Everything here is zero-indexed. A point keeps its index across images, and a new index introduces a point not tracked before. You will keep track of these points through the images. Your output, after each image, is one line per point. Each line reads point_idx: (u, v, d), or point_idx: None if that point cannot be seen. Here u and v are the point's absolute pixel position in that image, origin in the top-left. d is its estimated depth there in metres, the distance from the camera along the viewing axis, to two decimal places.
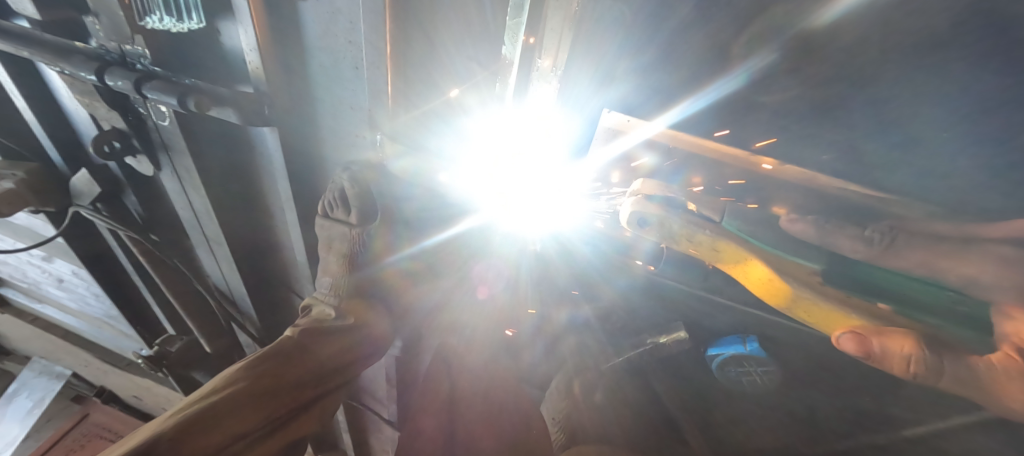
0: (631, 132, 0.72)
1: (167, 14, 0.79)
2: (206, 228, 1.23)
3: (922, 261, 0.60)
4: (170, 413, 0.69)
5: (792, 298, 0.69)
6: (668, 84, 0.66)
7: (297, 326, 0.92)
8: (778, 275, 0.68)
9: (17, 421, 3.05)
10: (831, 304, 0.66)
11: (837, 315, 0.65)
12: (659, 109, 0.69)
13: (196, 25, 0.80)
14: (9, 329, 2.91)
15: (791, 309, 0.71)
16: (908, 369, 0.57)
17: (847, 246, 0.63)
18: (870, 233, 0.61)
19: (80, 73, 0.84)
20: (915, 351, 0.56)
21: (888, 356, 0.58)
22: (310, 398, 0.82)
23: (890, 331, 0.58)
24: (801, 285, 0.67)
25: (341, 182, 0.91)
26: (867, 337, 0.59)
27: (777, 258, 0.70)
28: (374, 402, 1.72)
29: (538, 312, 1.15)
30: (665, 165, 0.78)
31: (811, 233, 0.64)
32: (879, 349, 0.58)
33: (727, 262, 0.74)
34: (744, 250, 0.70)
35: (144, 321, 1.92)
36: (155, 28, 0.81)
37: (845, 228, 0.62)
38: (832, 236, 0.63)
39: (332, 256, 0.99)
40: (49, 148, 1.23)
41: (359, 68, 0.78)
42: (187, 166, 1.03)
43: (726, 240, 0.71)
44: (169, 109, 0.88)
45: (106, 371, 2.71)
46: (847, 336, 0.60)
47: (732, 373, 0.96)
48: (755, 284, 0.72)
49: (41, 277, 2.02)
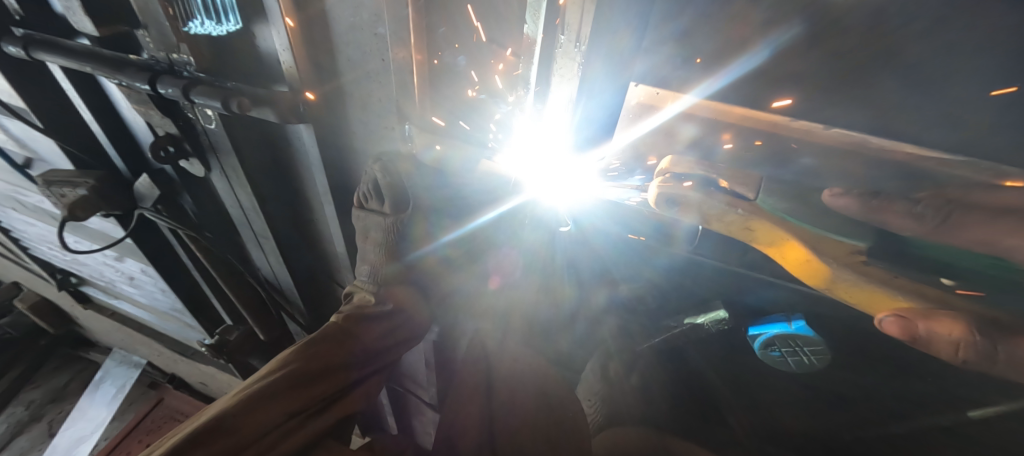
0: (664, 106, 0.69)
1: (207, 18, 0.85)
2: (254, 223, 1.31)
3: (983, 239, 0.51)
4: (233, 391, 0.77)
5: (830, 279, 0.60)
6: (707, 51, 0.61)
7: (341, 311, 0.97)
8: (815, 254, 0.60)
9: (106, 405, 3.46)
10: (872, 284, 0.56)
11: (880, 296, 0.56)
12: (695, 80, 0.65)
13: (234, 27, 0.86)
14: (92, 323, 3.26)
15: (830, 289, 0.62)
16: (958, 356, 0.48)
17: (894, 224, 0.56)
18: (920, 208, 0.53)
19: (135, 83, 0.90)
20: (966, 336, 0.47)
21: (933, 342, 0.49)
22: (354, 380, 0.87)
23: (938, 314, 0.48)
24: (840, 265, 0.59)
25: (374, 173, 0.94)
26: (912, 321, 0.50)
27: (815, 237, 0.61)
28: (415, 385, 1.81)
29: (575, 294, 1.22)
30: (705, 138, 0.72)
31: (854, 209, 0.58)
32: (925, 333, 0.49)
33: (763, 242, 0.66)
34: (781, 228, 0.63)
35: (205, 313, 2.09)
36: (197, 33, 0.86)
37: (895, 203, 0.54)
38: (879, 214, 0.55)
39: (369, 246, 1.00)
40: (114, 156, 1.35)
41: (386, 60, 0.79)
42: (234, 165, 1.10)
43: (760, 218, 0.64)
44: (214, 111, 0.93)
45: (176, 360, 2.99)
46: (891, 320, 0.51)
47: (776, 353, 0.91)
48: (789, 264, 0.64)
49: (116, 276, 2.24)
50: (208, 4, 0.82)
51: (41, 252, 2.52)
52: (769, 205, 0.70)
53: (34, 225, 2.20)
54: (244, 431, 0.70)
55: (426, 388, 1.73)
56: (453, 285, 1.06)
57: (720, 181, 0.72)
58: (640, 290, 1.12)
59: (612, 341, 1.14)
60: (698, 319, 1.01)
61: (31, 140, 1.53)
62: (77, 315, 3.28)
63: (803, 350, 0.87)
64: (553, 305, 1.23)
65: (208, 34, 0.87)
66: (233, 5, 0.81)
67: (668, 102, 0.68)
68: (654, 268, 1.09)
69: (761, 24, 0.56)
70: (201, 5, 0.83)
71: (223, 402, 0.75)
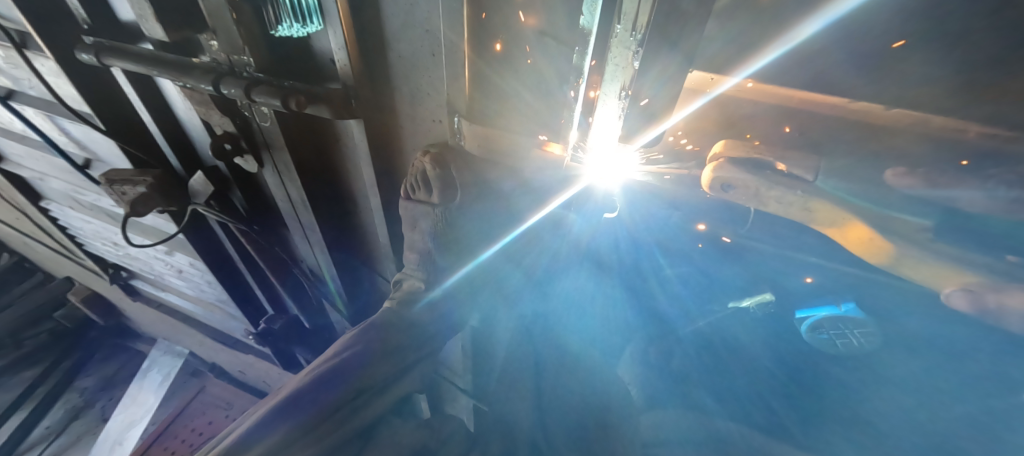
0: (712, 89, 0.68)
1: (295, 20, 0.83)
2: (301, 216, 1.38)
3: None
4: (307, 371, 0.86)
5: (895, 257, 0.55)
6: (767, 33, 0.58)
7: (393, 297, 1.05)
8: (879, 233, 0.55)
9: (154, 391, 3.68)
10: (941, 261, 0.52)
11: (949, 272, 0.52)
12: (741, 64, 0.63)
13: (317, 27, 0.85)
14: (140, 315, 3.46)
15: (892, 267, 0.58)
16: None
17: (964, 201, 0.52)
18: (994, 186, 0.50)
19: (201, 85, 0.97)
20: None
21: (1006, 314, 0.48)
22: (410, 360, 0.93)
23: (1011, 287, 0.47)
24: (906, 243, 0.54)
25: (423, 165, 0.97)
26: (981, 294, 0.49)
27: (876, 216, 0.56)
28: (451, 372, 1.87)
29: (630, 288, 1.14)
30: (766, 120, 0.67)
31: (919, 188, 0.54)
32: (994, 305, 0.48)
33: (823, 224, 0.59)
34: (844, 209, 0.57)
35: (249, 303, 2.20)
36: (283, 35, 0.86)
37: (965, 179, 0.50)
38: (948, 190, 0.51)
39: (417, 236, 1.06)
40: (170, 155, 1.43)
41: (436, 55, 0.85)
42: (286, 161, 1.16)
43: (822, 198, 0.58)
44: (271, 110, 0.99)
45: (219, 350, 3.16)
46: (960, 294, 0.51)
47: (824, 336, 0.89)
48: (848, 240, 0.58)
49: (166, 269, 2.38)
50: (293, 6, 0.81)
51: (95, 248, 2.69)
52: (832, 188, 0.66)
53: (90, 222, 2.35)
54: (320, 404, 0.77)
55: (462, 374, 1.80)
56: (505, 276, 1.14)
57: (778, 164, 0.61)
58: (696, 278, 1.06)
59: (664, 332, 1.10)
60: (742, 303, 1.00)
61: (91, 142, 1.64)
62: (125, 308, 3.49)
63: (853, 332, 0.85)
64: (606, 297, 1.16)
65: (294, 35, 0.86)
66: (315, 5, 0.81)
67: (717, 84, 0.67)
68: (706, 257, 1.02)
69: None
70: (289, 6, 0.81)
71: (300, 379, 0.83)
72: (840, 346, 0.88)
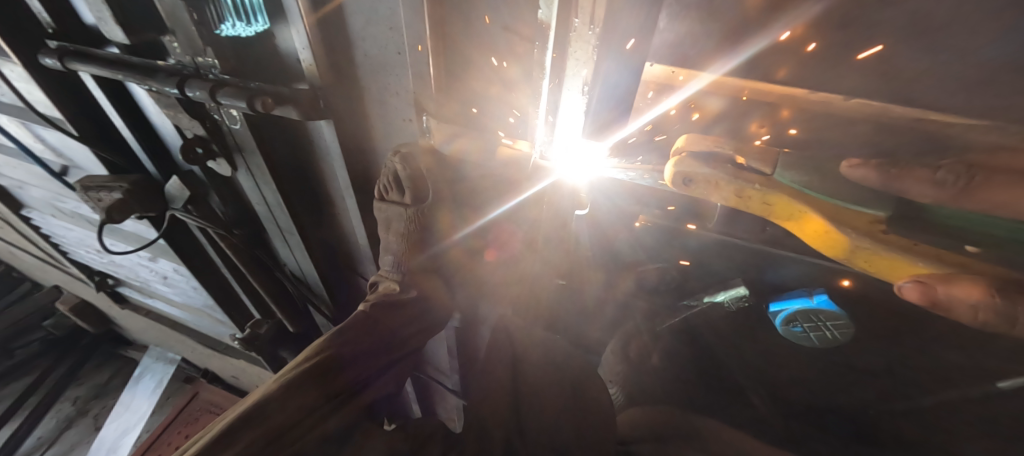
0: (683, 84, 0.70)
1: (239, 20, 0.88)
2: (279, 219, 1.36)
3: (1003, 202, 0.43)
4: (274, 378, 0.81)
5: (849, 249, 0.54)
6: (720, 29, 0.63)
7: (368, 300, 1.02)
8: (834, 226, 0.54)
9: (146, 398, 3.64)
10: (894, 253, 0.51)
11: (901, 263, 0.51)
12: (710, 59, 0.67)
13: (263, 27, 0.89)
14: (129, 323, 3.43)
15: (849, 260, 0.57)
16: (976, 318, 0.44)
17: (913, 192, 0.48)
18: (941, 175, 0.45)
19: (165, 88, 0.94)
20: (985, 298, 0.42)
21: (953, 306, 0.44)
22: (385, 364, 0.91)
23: (957, 277, 0.44)
24: (860, 235, 0.53)
25: (394, 165, 0.96)
26: (931, 285, 0.45)
27: (834, 208, 0.55)
28: (439, 372, 1.86)
29: (605, 278, 1.17)
30: (731, 112, 0.70)
31: (873, 180, 0.49)
32: (944, 298, 0.44)
33: (781, 216, 0.60)
34: (800, 202, 0.56)
35: (235, 309, 2.18)
36: (227, 35, 0.88)
37: (917, 170, 0.46)
38: (899, 182, 0.47)
39: (392, 238, 1.03)
40: (146, 160, 1.41)
41: (402, 52, 0.82)
42: (258, 164, 1.14)
43: (779, 192, 0.57)
44: (239, 112, 0.97)
45: (210, 355, 3.13)
46: (911, 286, 0.46)
47: (798, 328, 0.90)
48: (804, 232, 0.58)
49: (151, 276, 2.35)
50: (237, 6, 0.85)
51: (80, 256, 2.66)
52: (786, 181, 0.58)
53: (73, 230, 2.32)
54: (288, 413, 0.74)
55: (449, 374, 1.78)
56: (479, 270, 1.14)
57: (735, 155, 0.61)
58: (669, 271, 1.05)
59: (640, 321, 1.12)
60: (717, 297, 1.01)
61: (67, 149, 1.61)
62: (114, 315, 3.45)
63: (826, 324, 0.85)
64: (580, 288, 1.21)
65: (238, 35, 0.89)
66: (260, 6, 0.85)
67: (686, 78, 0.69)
68: (683, 247, 1.04)
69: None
70: (231, 6, 0.85)
71: (265, 388, 0.79)
72: (814, 338, 0.90)
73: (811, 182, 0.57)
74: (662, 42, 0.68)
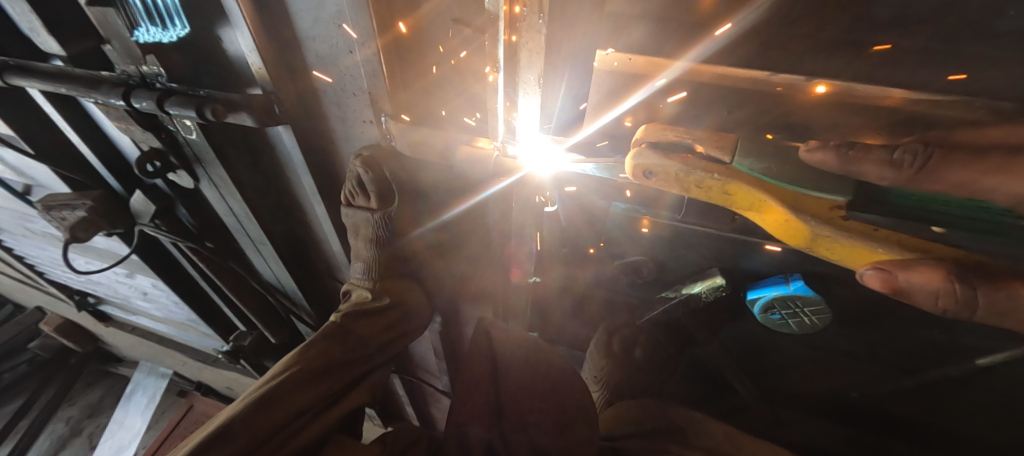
0: (654, 76, 0.65)
1: (153, 25, 0.82)
2: (249, 229, 1.32)
3: (956, 182, 0.43)
4: (238, 400, 0.75)
5: (809, 238, 0.54)
6: (684, 23, 0.59)
7: (340, 310, 0.97)
8: (792, 214, 0.53)
9: (140, 414, 3.57)
10: (855, 240, 0.51)
11: (863, 250, 0.51)
12: (680, 48, 0.62)
13: (184, 31, 0.83)
14: (116, 340, 3.35)
15: (811, 248, 0.57)
16: (937, 304, 0.45)
17: (871, 174, 0.46)
18: (898, 156, 0.44)
19: (111, 100, 0.89)
20: (945, 284, 0.43)
21: (914, 293, 0.45)
22: (358, 374, 0.89)
23: (918, 264, 0.44)
24: (820, 222, 0.52)
25: (356, 169, 0.89)
26: (894, 273, 0.46)
27: (794, 195, 0.54)
28: (428, 374, 1.84)
29: (563, 273, 1.16)
30: (689, 112, 0.69)
31: (832, 164, 0.48)
32: (905, 285, 0.45)
33: (744, 205, 0.58)
34: (759, 190, 0.55)
35: (218, 321, 2.14)
36: (145, 40, 0.83)
37: (873, 150, 0.45)
38: (857, 165, 0.46)
39: (361, 245, 1.00)
40: (108, 175, 1.35)
41: (353, 51, 0.77)
42: (221, 175, 1.10)
43: (739, 181, 0.56)
44: (193, 122, 0.93)
45: (200, 368, 3.07)
46: (872, 273, 0.47)
47: (776, 315, 0.88)
48: (765, 219, 0.58)
49: (131, 292, 2.29)
50: (149, 10, 0.79)
51: (57, 276, 2.58)
52: (746, 169, 0.56)
53: (46, 249, 2.24)
54: (256, 431, 0.68)
55: (439, 375, 1.76)
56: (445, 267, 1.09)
57: (695, 145, 0.60)
58: (631, 267, 1.05)
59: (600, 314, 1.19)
60: (695, 289, 0.97)
61: (27, 167, 1.54)
62: (99, 334, 3.37)
63: (804, 310, 0.84)
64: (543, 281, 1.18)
65: (158, 41, 0.84)
66: (175, 9, 0.79)
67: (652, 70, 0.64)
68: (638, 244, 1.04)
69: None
70: (142, 11, 0.79)
71: (226, 411, 0.72)
72: (792, 324, 0.88)
73: (770, 168, 0.54)
74: (627, 33, 0.63)
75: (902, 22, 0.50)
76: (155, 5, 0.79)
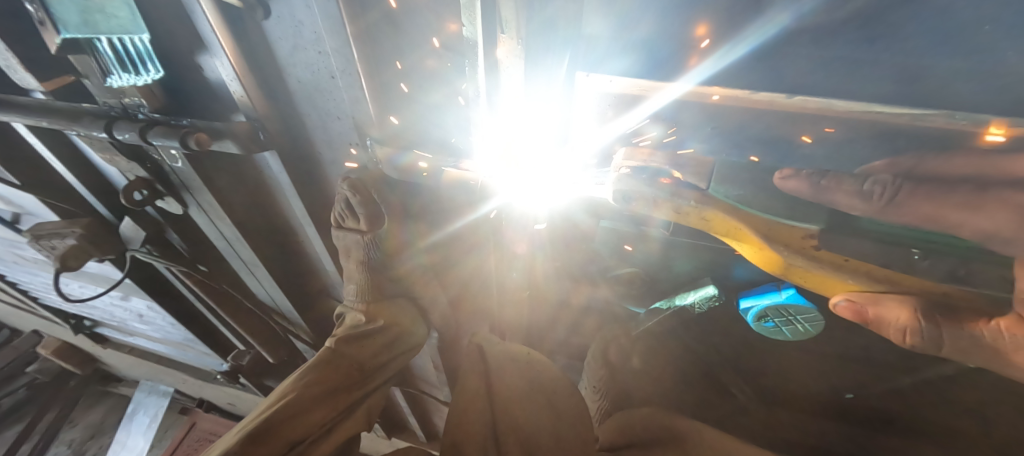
0: (651, 96, 0.65)
1: (123, 71, 0.78)
2: (241, 252, 1.31)
3: (927, 206, 0.43)
4: (233, 430, 0.76)
5: (784, 265, 0.60)
6: (669, 56, 0.62)
7: (336, 334, 0.97)
8: (765, 245, 0.57)
9: (141, 435, 3.51)
10: (824, 271, 0.57)
11: (833, 279, 0.57)
12: (676, 71, 0.63)
13: (156, 73, 0.81)
14: (115, 362, 3.33)
15: (787, 274, 0.63)
16: (906, 339, 0.53)
17: (843, 204, 0.48)
18: (868, 186, 0.46)
19: (93, 133, 0.87)
20: (911, 322, 0.52)
21: (883, 325, 0.54)
22: (355, 399, 0.89)
23: (886, 300, 0.53)
24: (792, 253, 0.56)
25: (344, 193, 0.88)
26: (862, 306, 0.55)
27: (767, 224, 0.56)
28: (430, 386, 1.82)
29: (556, 297, 1.25)
30: (674, 137, 0.72)
31: (805, 192, 0.50)
32: (874, 316, 0.54)
33: (721, 228, 0.61)
34: (734, 219, 0.57)
35: (216, 341, 2.12)
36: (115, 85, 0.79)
37: (844, 181, 0.47)
38: (829, 194, 0.48)
39: (353, 268, 0.99)
40: (96, 203, 1.33)
41: (335, 77, 0.76)
42: (209, 200, 1.09)
43: (714, 208, 0.58)
44: (178, 151, 0.91)
45: (201, 386, 3.04)
46: (845, 305, 0.56)
47: (769, 323, 0.87)
48: (739, 241, 0.62)
49: (126, 314, 2.27)
50: (120, 56, 0.76)
51: (50, 301, 2.55)
52: (722, 195, 0.57)
53: (39, 274, 2.21)
54: None
55: (440, 386, 1.75)
56: (430, 294, 1.07)
57: (672, 172, 0.62)
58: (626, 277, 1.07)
59: (593, 316, 1.28)
60: (688, 299, 0.98)
61: (15, 196, 1.52)
62: (98, 355, 3.33)
63: (797, 317, 0.84)
64: (537, 308, 1.29)
65: (131, 86, 0.80)
66: (146, 52, 0.77)
67: (649, 94, 0.65)
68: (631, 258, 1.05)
69: (740, 17, 0.54)
70: (112, 58, 0.76)
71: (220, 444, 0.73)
72: (787, 330, 0.88)
73: (746, 196, 0.55)
74: (620, 62, 0.64)
75: (878, 39, 0.51)
76: (126, 51, 0.76)
